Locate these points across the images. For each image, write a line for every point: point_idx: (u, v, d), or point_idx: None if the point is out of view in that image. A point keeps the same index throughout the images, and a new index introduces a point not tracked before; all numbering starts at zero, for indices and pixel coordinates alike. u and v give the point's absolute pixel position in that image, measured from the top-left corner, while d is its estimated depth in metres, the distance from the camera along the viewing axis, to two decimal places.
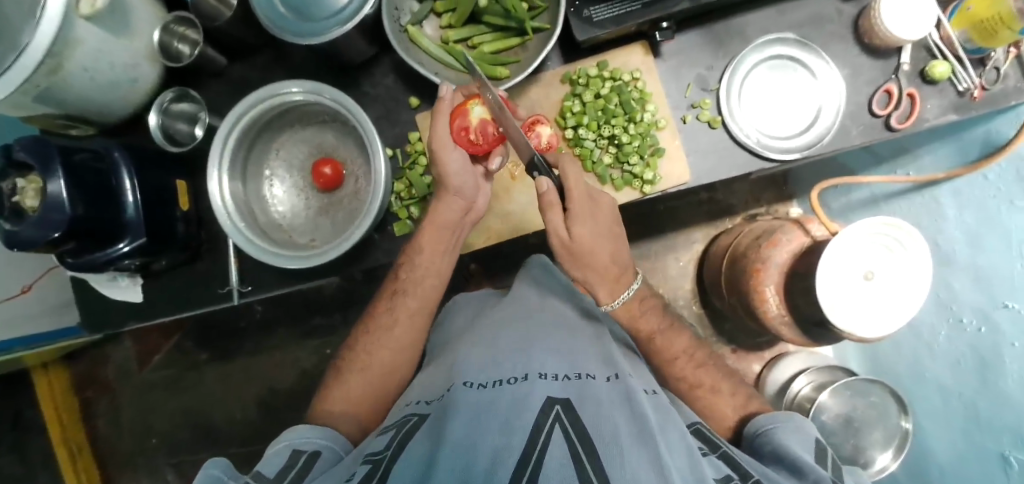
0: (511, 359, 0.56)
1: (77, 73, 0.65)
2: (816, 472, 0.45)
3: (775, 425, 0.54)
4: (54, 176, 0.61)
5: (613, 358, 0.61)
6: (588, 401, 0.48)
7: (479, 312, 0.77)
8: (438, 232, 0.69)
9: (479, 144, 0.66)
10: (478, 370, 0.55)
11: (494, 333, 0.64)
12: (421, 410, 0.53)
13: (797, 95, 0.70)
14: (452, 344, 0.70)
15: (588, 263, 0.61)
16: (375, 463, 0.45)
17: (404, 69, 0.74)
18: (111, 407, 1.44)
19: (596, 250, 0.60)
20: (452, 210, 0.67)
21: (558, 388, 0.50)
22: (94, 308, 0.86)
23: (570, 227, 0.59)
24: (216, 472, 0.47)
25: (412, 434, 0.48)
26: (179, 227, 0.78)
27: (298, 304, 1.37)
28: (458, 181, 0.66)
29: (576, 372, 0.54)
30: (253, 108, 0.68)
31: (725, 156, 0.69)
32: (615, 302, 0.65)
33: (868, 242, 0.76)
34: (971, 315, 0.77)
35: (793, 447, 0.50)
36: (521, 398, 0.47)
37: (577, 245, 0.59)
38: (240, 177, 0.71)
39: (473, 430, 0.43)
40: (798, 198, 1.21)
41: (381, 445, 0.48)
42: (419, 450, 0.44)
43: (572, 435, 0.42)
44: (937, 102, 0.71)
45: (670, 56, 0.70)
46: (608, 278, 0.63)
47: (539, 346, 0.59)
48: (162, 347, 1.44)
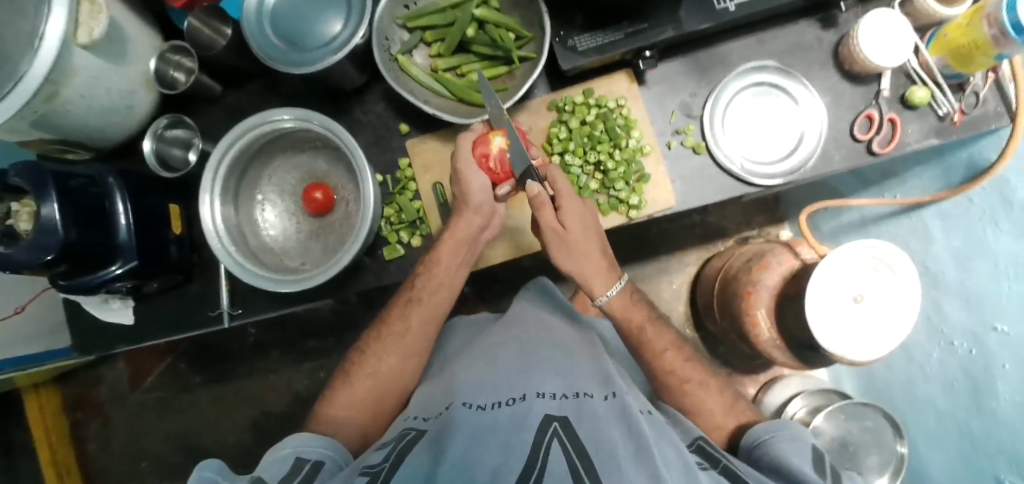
0: (509, 379, 0.56)
1: (73, 100, 0.67)
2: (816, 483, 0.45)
3: (772, 435, 0.53)
4: (49, 200, 0.62)
5: (611, 375, 0.60)
6: (585, 419, 0.48)
7: (476, 332, 0.76)
8: (456, 247, 0.68)
9: (498, 173, 0.64)
10: (476, 390, 0.55)
11: (494, 352, 0.64)
12: (419, 425, 0.53)
13: (780, 122, 0.71)
14: (451, 362, 0.69)
15: (580, 253, 0.64)
16: (373, 475, 0.44)
17: (395, 97, 0.76)
18: (102, 429, 1.43)
19: (587, 240, 0.64)
20: (471, 226, 0.67)
21: (556, 407, 0.50)
22: (85, 331, 0.86)
23: (562, 218, 0.63)
24: (210, 476, 0.48)
25: (411, 447, 0.47)
26: (172, 250, 0.79)
27: (292, 327, 1.37)
28: (479, 198, 0.66)
29: (574, 391, 0.54)
30: (244, 136, 0.69)
31: (710, 181, 0.70)
32: (609, 292, 0.67)
33: (855, 264, 0.76)
34: (961, 337, 0.77)
35: (794, 460, 0.49)
36: (518, 419, 0.47)
37: (571, 235, 0.63)
38: (232, 201, 0.72)
39: (470, 451, 0.42)
40: (789, 221, 1.22)
41: (379, 458, 0.47)
42: (419, 463, 0.44)
43: (571, 451, 0.42)
44: (918, 127, 0.73)
45: (654, 83, 0.71)
46: (596, 269, 0.66)
47: (537, 367, 0.59)
48: (154, 368, 1.43)
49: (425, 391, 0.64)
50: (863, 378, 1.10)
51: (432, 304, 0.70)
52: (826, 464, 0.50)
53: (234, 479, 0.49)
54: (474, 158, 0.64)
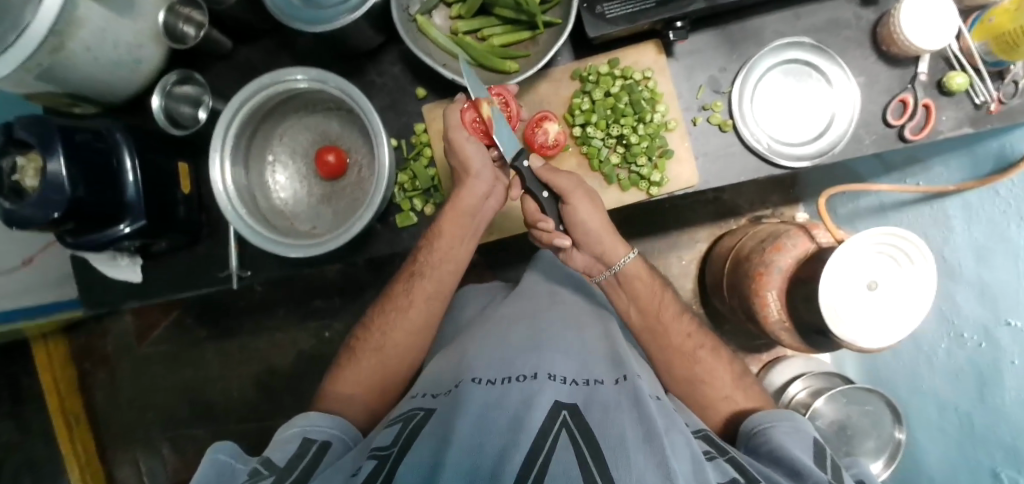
0: (521, 358, 0.55)
1: (80, 53, 0.64)
2: (815, 475, 0.44)
3: (773, 424, 0.54)
4: (54, 154, 0.61)
5: (623, 357, 0.59)
6: (596, 406, 0.47)
7: (485, 308, 0.76)
8: (461, 218, 0.67)
9: (491, 136, 0.66)
10: (486, 367, 0.54)
11: (505, 329, 0.63)
12: (428, 403, 0.53)
13: (811, 103, 0.69)
14: (467, 330, 0.70)
15: (594, 205, 0.63)
16: (382, 459, 0.44)
17: (412, 59, 0.73)
18: (109, 380, 1.45)
19: (595, 196, 0.64)
20: (474, 195, 0.65)
21: (567, 392, 0.49)
22: (94, 285, 0.86)
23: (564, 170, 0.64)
24: (223, 460, 0.48)
25: (419, 428, 0.47)
26: (180, 210, 0.78)
27: (298, 287, 1.37)
28: (479, 165, 0.64)
29: (585, 378, 0.53)
30: (256, 96, 0.67)
31: (734, 161, 0.68)
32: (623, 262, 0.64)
33: (871, 254, 0.75)
34: (972, 331, 0.77)
35: (794, 449, 0.49)
36: (528, 399, 0.47)
37: (581, 180, 0.64)
38: (242, 163, 0.70)
39: (479, 431, 0.43)
40: (804, 202, 1.21)
41: (389, 438, 0.47)
42: (427, 444, 0.44)
43: (579, 444, 0.41)
44: (952, 114, 0.70)
45: (683, 56, 0.69)
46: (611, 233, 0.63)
47: (549, 348, 0.58)
48: (161, 323, 1.44)
49: (440, 361, 0.64)
50: (866, 363, 1.10)
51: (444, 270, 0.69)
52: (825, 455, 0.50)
53: (247, 461, 0.50)
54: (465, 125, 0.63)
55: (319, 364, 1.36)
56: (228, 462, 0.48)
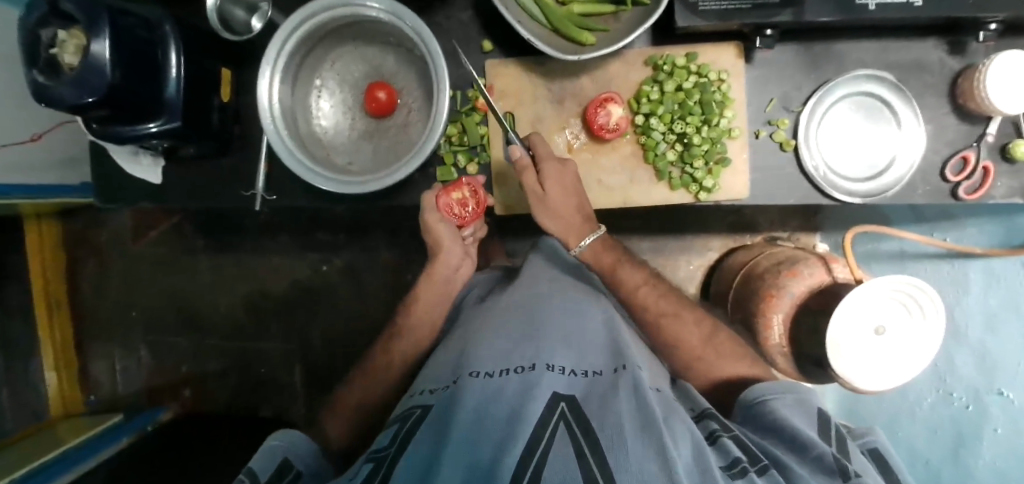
0: (522, 347, 0.56)
1: None
2: (819, 449, 0.47)
3: (776, 397, 0.56)
4: (100, 37, 0.58)
5: (622, 347, 0.59)
6: (594, 399, 0.48)
7: (484, 298, 0.75)
8: (436, 284, 0.77)
9: (466, 216, 0.71)
10: (482, 357, 0.55)
11: (503, 317, 0.63)
12: (426, 399, 0.53)
13: (876, 141, 0.67)
14: (470, 317, 0.71)
15: (557, 215, 0.68)
16: (379, 461, 0.46)
17: (483, 10, 0.70)
18: (99, 272, 1.45)
19: (565, 204, 0.67)
20: (447, 265, 0.76)
21: (565, 384, 0.50)
22: (110, 178, 0.84)
23: (540, 182, 0.65)
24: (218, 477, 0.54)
25: (416, 428, 0.48)
26: (213, 118, 0.75)
27: (304, 216, 1.35)
28: (449, 245, 0.74)
29: (584, 369, 0.54)
30: (315, 17, 0.63)
31: (786, 183, 0.67)
32: (581, 245, 0.71)
33: (884, 298, 0.76)
34: (964, 392, 0.85)
35: (797, 422, 0.51)
36: (528, 391, 0.47)
37: (548, 198, 0.66)
38: (290, 82, 0.68)
39: (479, 424, 0.44)
40: (822, 233, 1.21)
41: (388, 438, 0.50)
42: (428, 441, 0.45)
43: (577, 434, 0.42)
44: (1007, 182, 0.69)
45: (760, 65, 0.67)
46: (572, 227, 0.69)
47: (547, 337, 0.58)
48: (160, 225, 1.42)
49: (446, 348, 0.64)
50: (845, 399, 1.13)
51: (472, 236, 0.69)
52: (827, 424, 0.53)
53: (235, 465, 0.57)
54: (440, 209, 0.69)
55: (313, 294, 1.36)
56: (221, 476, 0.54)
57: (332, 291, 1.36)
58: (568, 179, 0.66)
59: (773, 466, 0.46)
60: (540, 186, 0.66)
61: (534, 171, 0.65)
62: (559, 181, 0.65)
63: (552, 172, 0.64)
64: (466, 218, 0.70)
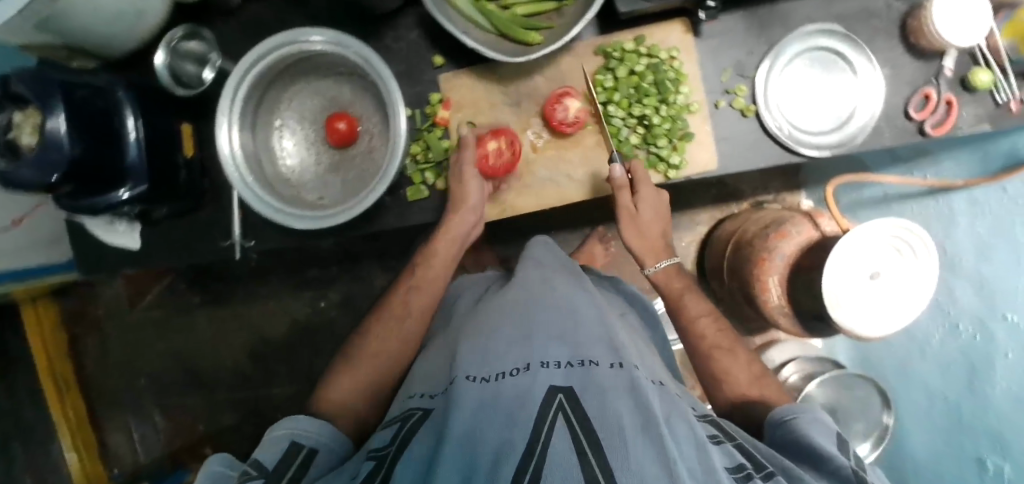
0: (514, 349, 0.56)
1: (82, 3, 0.60)
2: (837, 462, 0.45)
3: (796, 415, 0.54)
4: (54, 113, 0.58)
5: (619, 345, 0.59)
6: (591, 390, 0.47)
7: (479, 299, 0.75)
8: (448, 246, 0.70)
9: (498, 169, 0.67)
10: (476, 363, 0.54)
11: (497, 319, 0.63)
12: (425, 403, 0.53)
13: (835, 93, 0.67)
14: (462, 320, 0.70)
15: (642, 233, 0.67)
16: (380, 460, 0.46)
17: (430, 26, 0.70)
18: (99, 344, 1.44)
19: (653, 223, 0.67)
20: (463, 225, 0.68)
21: (561, 377, 0.49)
22: (88, 250, 0.84)
23: (636, 195, 0.65)
24: (219, 471, 0.49)
25: (417, 428, 0.48)
26: (182, 174, 0.75)
27: (294, 255, 1.35)
28: (473, 201, 0.66)
29: (580, 359, 0.53)
30: (264, 59, 0.63)
31: (755, 148, 0.67)
32: (655, 267, 0.70)
33: (883, 242, 0.76)
34: (968, 323, 0.83)
35: (819, 439, 0.49)
36: (524, 393, 0.47)
37: (641, 211, 0.66)
38: (250, 128, 0.68)
39: (476, 428, 0.43)
40: (806, 190, 1.21)
41: (385, 439, 0.49)
42: (425, 444, 0.45)
43: (575, 424, 0.42)
44: (972, 111, 0.69)
45: (710, 37, 0.67)
46: (652, 249, 0.69)
47: (542, 337, 0.57)
48: (152, 288, 1.42)
49: (429, 357, 0.66)
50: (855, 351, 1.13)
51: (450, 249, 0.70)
52: (849, 448, 0.51)
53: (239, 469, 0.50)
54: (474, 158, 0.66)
55: (315, 331, 1.36)
56: (223, 473, 0.49)
57: (333, 325, 1.36)
58: (658, 204, 0.67)
59: (780, 473, 0.45)
60: (631, 199, 0.66)
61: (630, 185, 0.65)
62: (655, 205, 0.66)
63: (648, 189, 0.65)
64: (502, 168, 0.67)
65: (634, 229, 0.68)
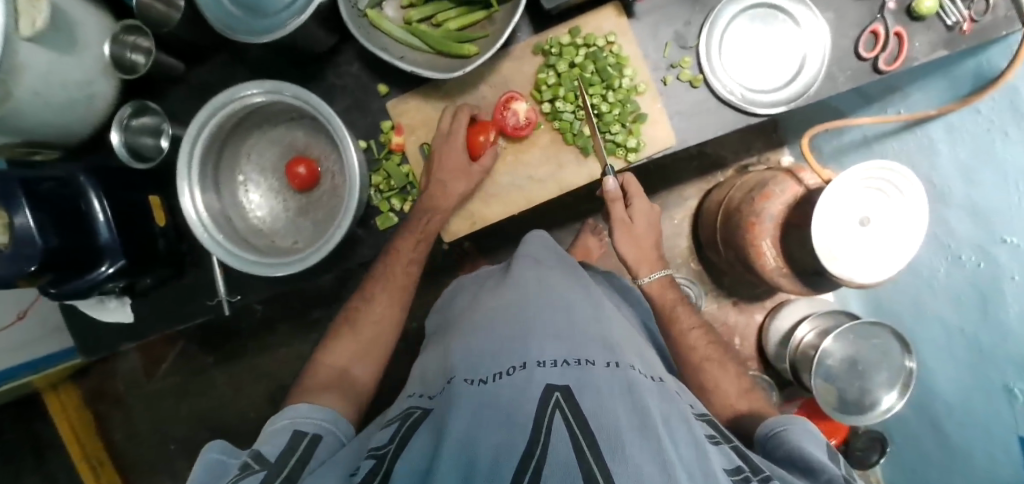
0: (510, 345, 0.53)
1: (28, 99, 0.62)
2: (829, 472, 0.45)
3: (786, 427, 0.53)
4: (20, 209, 0.59)
5: (613, 343, 0.57)
6: (588, 388, 0.44)
7: (476, 297, 0.73)
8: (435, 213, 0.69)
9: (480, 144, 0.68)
10: (473, 365, 0.52)
11: (492, 317, 0.61)
12: (423, 403, 0.52)
13: (781, 46, 0.67)
14: (453, 325, 0.68)
15: (635, 240, 0.74)
16: (379, 459, 0.43)
17: (369, 56, 0.71)
18: (124, 419, 1.45)
19: (646, 232, 0.75)
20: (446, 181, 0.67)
21: (557, 375, 0.46)
22: (85, 331, 0.85)
23: (629, 204, 0.73)
24: (216, 459, 0.48)
25: (416, 427, 0.46)
26: (160, 243, 0.76)
27: (295, 300, 1.35)
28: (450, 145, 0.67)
29: (576, 358, 0.50)
30: (214, 118, 0.64)
31: (710, 116, 0.66)
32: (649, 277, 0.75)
33: (860, 189, 0.74)
34: (969, 252, 0.76)
35: (810, 449, 0.48)
36: (521, 391, 0.44)
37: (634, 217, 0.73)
38: (213, 188, 0.68)
39: (474, 426, 0.41)
40: (788, 145, 1.20)
41: (385, 439, 0.47)
42: (423, 443, 0.42)
43: (572, 423, 0.39)
44: (925, 39, 0.68)
45: (645, 16, 0.67)
46: (647, 257, 0.75)
47: (538, 333, 0.55)
48: (166, 355, 1.43)
49: (426, 358, 0.65)
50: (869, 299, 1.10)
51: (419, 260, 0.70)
52: (840, 460, 0.50)
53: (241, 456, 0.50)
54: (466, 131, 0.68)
55: None
56: (220, 460, 0.48)
57: None
58: (647, 220, 0.75)
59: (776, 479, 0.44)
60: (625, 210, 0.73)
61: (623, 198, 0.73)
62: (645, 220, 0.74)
63: (642, 202, 0.74)
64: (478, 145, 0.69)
65: (630, 238, 0.74)
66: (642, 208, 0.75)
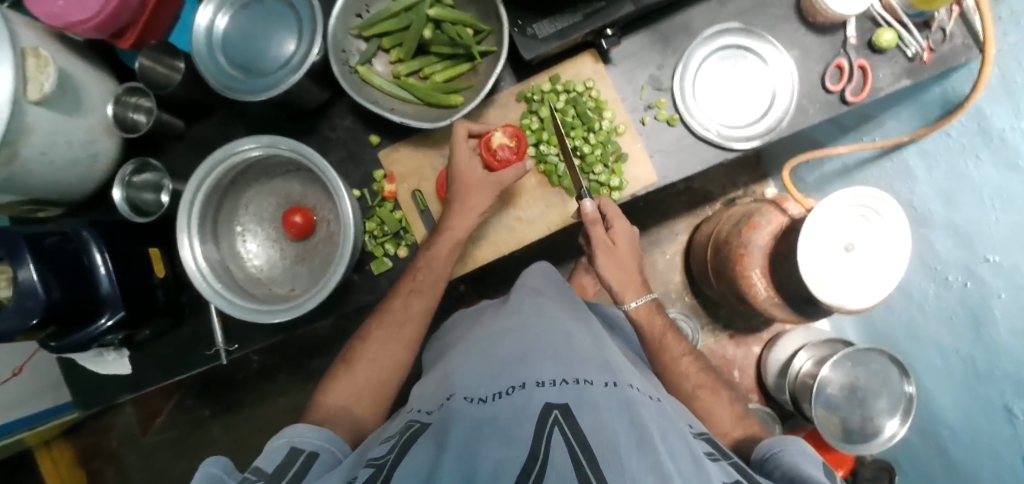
0: (508, 369, 0.53)
1: (34, 158, 0.64)
2: None
3: (783, 447, 0.53)
4: (23, 263, 0.60)
5: (611, 364, 0.58)
6: (586, 406, 0.45)
7: (474, 323, 0.73)
8: (434, 263, 0.69)
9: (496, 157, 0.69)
10: (473, 384, 0.52)
11: (491, 344, 0.61)
12: (423, 417, 0.50)
13: (751, 83, 0.71)
14: (448, 353, 0.68)
15: (619, 264, 0.73)
16: (378, 468, 0.42)
17: (362, 109, 0.74)
18: (119, 475, 1.42)
19: (626, 255, 0.73)
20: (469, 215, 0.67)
21: (556, 394, 0.47)
22: (86, 385, 0.85)
23: (610, 227, 0.72)
24: (217, 472, 0.43)
25: (416, 438, 0.45)
26: (159, 294, 0.77)
27: (294, 349, 1.36)
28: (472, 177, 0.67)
29: (573, 378, 0.51)
30: (213, 172, 0.67)
31: (690, 152, 0.70)
32: (638, 299, 0.74)
33: (843, 216, 0.76)
34: (956, 272, 0.77)
35: (807, 467, 0.49)
36: (519, 407, 0.45)
37: (617, 242, 0.72)
38: (212, 239, 0.70)
39: (475, 438, 0.41)
40: (772, 177, 1.23)
41: (384, 450, 0.45)
42: (424, 454, 0.42)
43: (572, 439, 0.39)
44: (887, 70, 0.72)
45: (621, 61, 0.71)
46: (632, 280, 0.74)
47: (537, 356, 0.56)
48: (163, 409, 1.42)
49: (427, 380, 0.62)
50: (863, 323, 1.11)
51: (419, 304, 0.69)
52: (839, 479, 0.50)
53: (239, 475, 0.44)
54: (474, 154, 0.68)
55: None
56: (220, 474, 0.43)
57: None
58: (629, 242, 0.74)
59: None
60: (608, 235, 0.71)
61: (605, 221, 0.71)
62: (627, 241, 0.73)
63: (621, 224, 0.72)
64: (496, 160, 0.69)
65: (614, 263, 0.72)
66: (622, 230, 0.73)
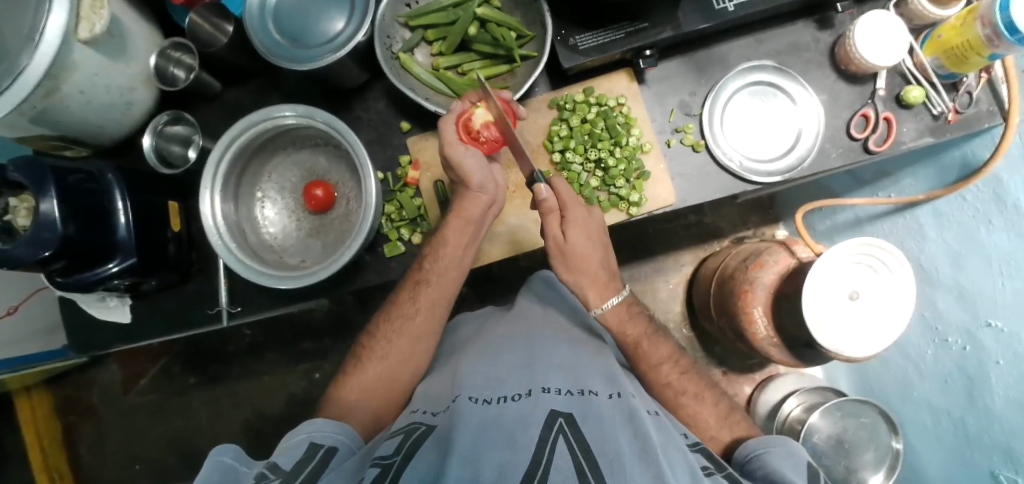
0: (515, 376, 0.54)
1: (73, 96, 0.66)
2: None
3: (766, 449, 0.54)
4: (48, 196, 0.61)
5: (616, 375, 0.58)
6: (591, 418, 0.46)
7: (482, 326, 0.74)
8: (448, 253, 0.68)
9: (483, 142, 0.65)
10: (479, 385, 0.52)
11: (497, 349, 0.61)
12: (428, 419, 0.51)
13: (778, 120, 0.72)
14: (459, 351, 0.69)
15: (578, 267, 0.66)
16: (385, 468, 0.42)
17: (397, 95, 0.76)
18: (95, 431, 1.41)
19: (586, 257, 0.66)
20: (477, 206, 0.66)
21: (562, 403, 0.48)
22: (82, 329, 0.85)
23: (564, 228, 0.64)
24: (228, 462, 0.45)
25: (420, 443, 0.45)
26: (170, 248, 0.78)
27: (288, 327, 1.36)
28: (479, 178, 0.65)
29: (579, 388, 0.52)
30: (245, 133, 0.68)
31: (709, 180, 0.71)
32: (604, 306, 0.68)
33: (849, 264, 0.77)
34: (957, 335, 0.78)
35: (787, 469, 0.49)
36: (523, 414, 0.45)
37: (569, 248, 0.65)
38: (232, 198, 0.71)
39: (481, 440, 0.41)
40: (783, 221, 1.24)
41: (390, 450, 0.45)
42: (430, 456, 0.42)
43: (576, 450, 0.40)
44: (913, 126, 0.72)
45: (654, 82, 0.73)
46: (596, 282, 0.68)
47: (543, 364, 0.56)
48: (148, 371, 1.41)
49: (433, 381, 0.64)
50: (856, 375, 1.11)
51: (424, 293, 0.69)
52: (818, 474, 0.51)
53: (251, 464, 0.46)
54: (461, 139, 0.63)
55: (311, 405, 1.33)
56: (233, 465, 0.45)
57: None
58: (586, 237, 0.65)
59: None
60: (562, 235, 0.65)
61: (560, 217, 0.64)
62: (584, 234, 0.65)
63: (574, 216, 0.64)
64: (483, 144, 0.65)
65: (574, 265, 0.66)
66: (581, 218, 0.65)
